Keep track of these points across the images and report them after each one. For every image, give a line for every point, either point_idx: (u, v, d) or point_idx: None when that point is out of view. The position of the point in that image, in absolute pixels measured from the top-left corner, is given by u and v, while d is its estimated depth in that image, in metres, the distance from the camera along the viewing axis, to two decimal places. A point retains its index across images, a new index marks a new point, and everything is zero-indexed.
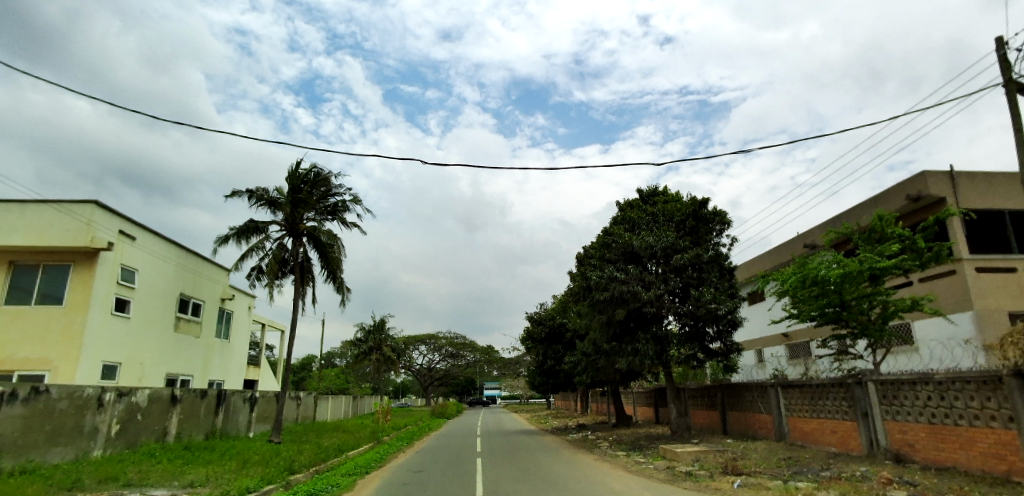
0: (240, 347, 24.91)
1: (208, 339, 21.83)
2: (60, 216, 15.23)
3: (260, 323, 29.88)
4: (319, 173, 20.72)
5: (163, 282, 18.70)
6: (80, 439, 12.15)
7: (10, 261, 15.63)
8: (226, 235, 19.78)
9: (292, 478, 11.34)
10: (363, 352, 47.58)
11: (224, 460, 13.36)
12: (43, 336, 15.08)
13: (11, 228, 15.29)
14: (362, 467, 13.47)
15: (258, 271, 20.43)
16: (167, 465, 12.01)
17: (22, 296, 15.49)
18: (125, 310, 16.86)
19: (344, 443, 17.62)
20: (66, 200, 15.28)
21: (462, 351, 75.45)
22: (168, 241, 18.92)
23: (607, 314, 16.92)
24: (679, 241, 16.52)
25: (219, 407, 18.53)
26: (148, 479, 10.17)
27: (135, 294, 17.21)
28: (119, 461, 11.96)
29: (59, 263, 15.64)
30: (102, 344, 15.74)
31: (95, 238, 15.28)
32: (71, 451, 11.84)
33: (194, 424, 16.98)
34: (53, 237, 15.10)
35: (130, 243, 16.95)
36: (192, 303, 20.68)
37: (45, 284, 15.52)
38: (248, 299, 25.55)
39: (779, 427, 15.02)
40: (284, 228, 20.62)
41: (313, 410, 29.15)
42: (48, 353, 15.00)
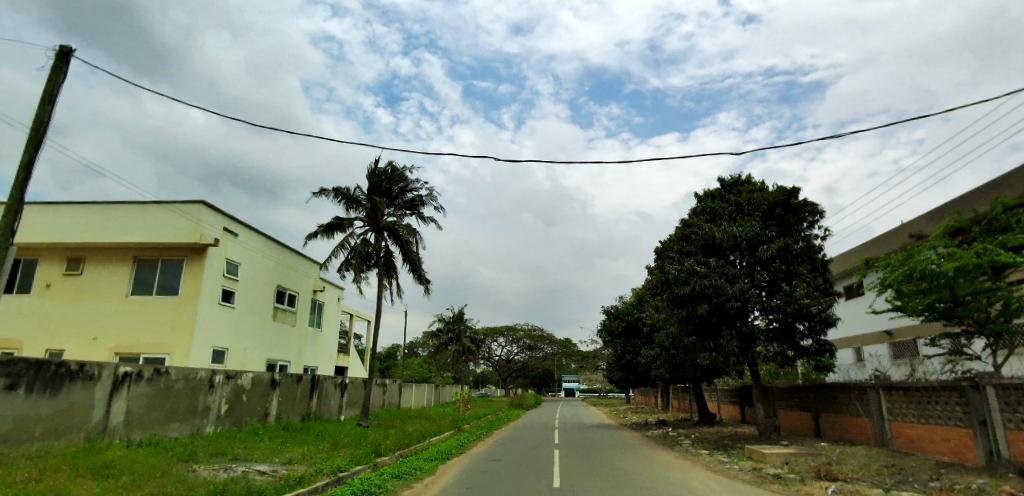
0: (331, 336, 26.48)
1: (302, 328, 23.42)
2: (173, 216, 16.90)
3: (348, 314, 31.57)
4: (396, 169, 21.61)
5: (262, 276, 20.25)
6: (194, 418, 13.48)
7: (133, 256, 17.50)
8: (314, 231, 21.07)
9: (378, 460, 12.01)
10: (443, 342, 48.99)
11: (318, 440, 14.30)
12: (160, 324, 16.79)
13: (133, 227, 17.09)
14: (442, 453, 13.97)
15: (345, 264, 21.61)
16: (269, 444, 13.05)
17: (144, 289, 17.29)
18: (230, 301, 18.44)
19: (426, 429, 18.41)
20: (178, 202, 16.89)
21: (539, 343, 76.02)
22: (265, 237, 20.38)
23: (687, 310, 16.34)
24: (766, 232, 15.62)
25: (313, 392, 19.87)
26: (251, 455, 11.11)
27: (238, 286, 18.78)
28: (228, 438, 13.17)
29: (174, 258, 17.35)
30: (211, 331, 17.33)
31: (202, 235, 16.83)
32: (188, 428, 13.19)
33: (291, 407, 18.33)
34: (168, 235, 16.80)
35: (233, 239, 18.50)
36: (287, 294, 22.25)
37: (163, 278, 17.27)
38: (337, 291, 27.12)
39: (881, 433, 13.90)
40: (367, 224, 21.61)
41: (398, 397, 30.53)
42: (166, 340, 16.67)
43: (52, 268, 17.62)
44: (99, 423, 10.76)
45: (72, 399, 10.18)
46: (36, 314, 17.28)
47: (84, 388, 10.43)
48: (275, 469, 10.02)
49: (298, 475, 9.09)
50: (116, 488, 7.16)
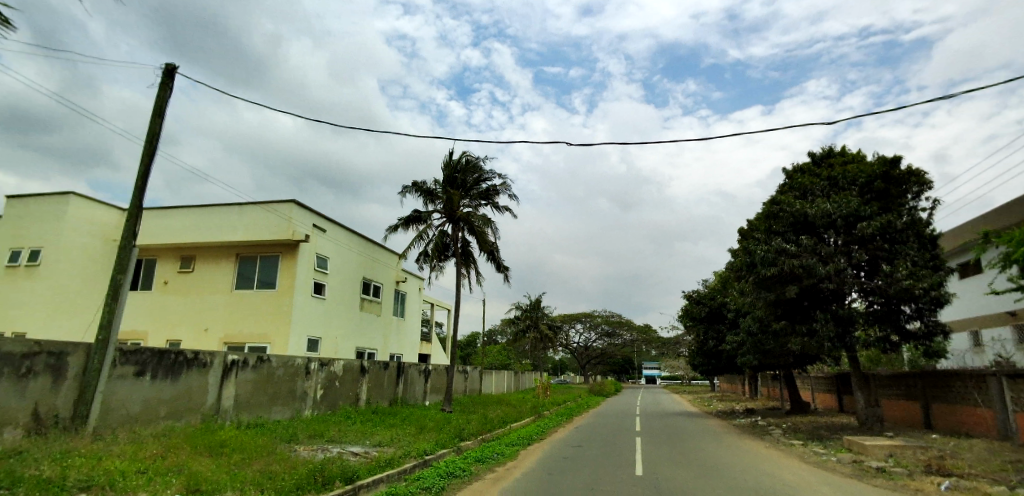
0: (414, 325, 27.52)
1: (387, 317, 24.50)
2: (268, 215, 18.17)
3: (429, 303, 32.61)
4: (470, 160, 21.97)
5: (349, 268, 21.35)
6: (294, 402, 14.54)
7: (235, 253, 19.00)
8: (395, 224, 21.90)
9: (463, 444, 12.39)
10: (521, 330, 49.50)
11: (405, 424, 15.00)
12: (262, 315, 18.17)
13: (234, 227, 18.54)
14: (524, 439, 14.18)
15: (424, 255, 22.33)
16: (361, 426, 13.83)
17: (246, 283, 18.75)
18: (321, 293, 19.61)
19: (507, 415, 18.76)
20: (272, 201, 18.14)
21: (618, 329, 75.00)
22: (350, 231, 21.44)
23: (775, 292, 15.51)
24: (864, 208, 14.44)
25: (399, 378, 20.79)
26: (345, 437, 11.83)
27: (328, 279, 19.93)
28: (324, 421, 14.09)
29: (271, 254, 18.67)
30: (306, 321, 18.54)
31: (294, 232, 17.98)
32: (288, 411, 14.25)
33: (380, 393, 19.29)
34: (264, 233, 18.09)
35: (322, 235, 19.62)
36: (372, 285, 23.34)
37: (262, 273, 18.64)
38: (418, 281, 28.09)
39: (1004, 425, 12.57)
40: (444, 215, 22.17)
41: (478, 384, 31.28)
42: (266, 330, 18.00)
43: (168, 266, 19.51)
44: (213, 406, 11.86)
45: (190, 384, 11.27)
46: (157, 308, 19.24)
47: (199, 374, 11.51)
48: (367, 450, 10.63)
49: (387, 457, 9.57)
50: (228, 465, 7.86)
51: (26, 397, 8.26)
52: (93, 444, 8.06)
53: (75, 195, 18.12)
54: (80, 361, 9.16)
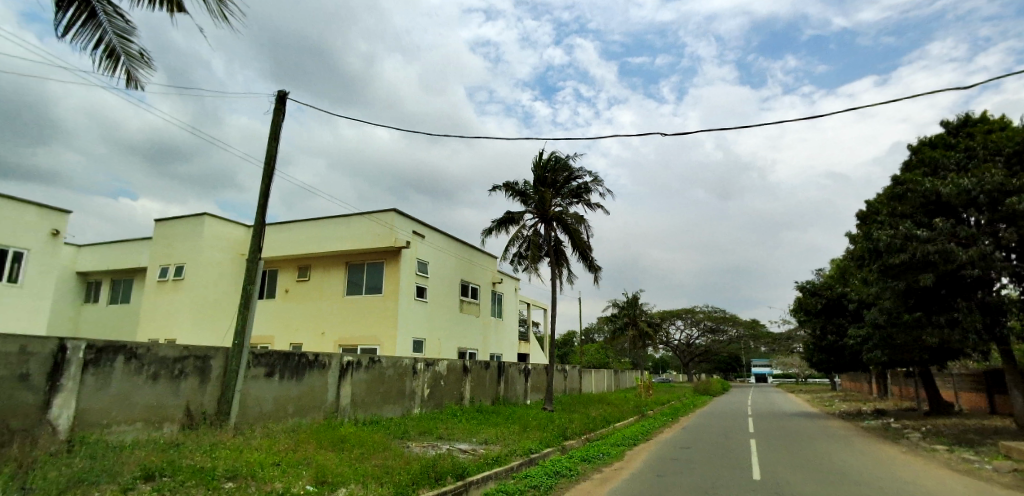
0: (512, 325, 27.93)
1: (486, 318, 25.07)
2: (372, 224, 19.29)
3: (526, 303, 32.93)
4: (560, 159, 21.90)
5: (448, 272, 22.10)
6: (404, 400, 15.30)
7: (344, 261, 20.33)
8: (489, 227, 22.38)
9: (567, 443, 12.37)
10: (619, 327, 48.59)
11: (509, 422, 15.25)
12: (371, 319, 19.27)
13: (343, 236, 19.86)
14: (630, 439, 13.89)
15: (519, 256, 22.60)
16: (467, 424, 14.26)
17: (356, 289, 19.99)
18: (423, 296, 20.47)
19: (610, 415, 18.49)
20: (375, 211, 19.22)
21: (723, 325, 71.45)
22: (448, 236, 22.18)
23: (905, 281, 14.04)
24: (1012, 181, 12.53)
25: (500, 377, 21.19)
26: (453, 435, 12.25)
27: (429, 282, 20.77)
28: (433, 418, 14.69)
29: (376, 261, 19.77)
30: (411, 323, 19.43)
31: (396, 239, 18.92)
32: (399, 408, 15.03)
33: (483, 392, 19.79)
34: (370, 241, 19.19)
35: (421, 241, 20.45)
36: (471, 287, 23.99)
37: (369, 279, 19.78)
38: (514, 282, 28.49)
39: None
40: (536, 215, 22.31)
41: (578, 383, 31.12)
42: (375, 332, 19.08)
43: (288, 275, 21.27)
44: (332, 403, 12.78)
45: (312, 384, 12.19)
46: (281, 314, 21.05)
47: (320, 374, 12.42)
48: (475, 448, 10.92)
49: (495, 454, 9.78)
50: (350, 459, 8.42)
51: (180, 395, 9.33)
52: (235, 438, 8.96)
53: (209, 215, 20.28)
54: (221, 363, 10.19)
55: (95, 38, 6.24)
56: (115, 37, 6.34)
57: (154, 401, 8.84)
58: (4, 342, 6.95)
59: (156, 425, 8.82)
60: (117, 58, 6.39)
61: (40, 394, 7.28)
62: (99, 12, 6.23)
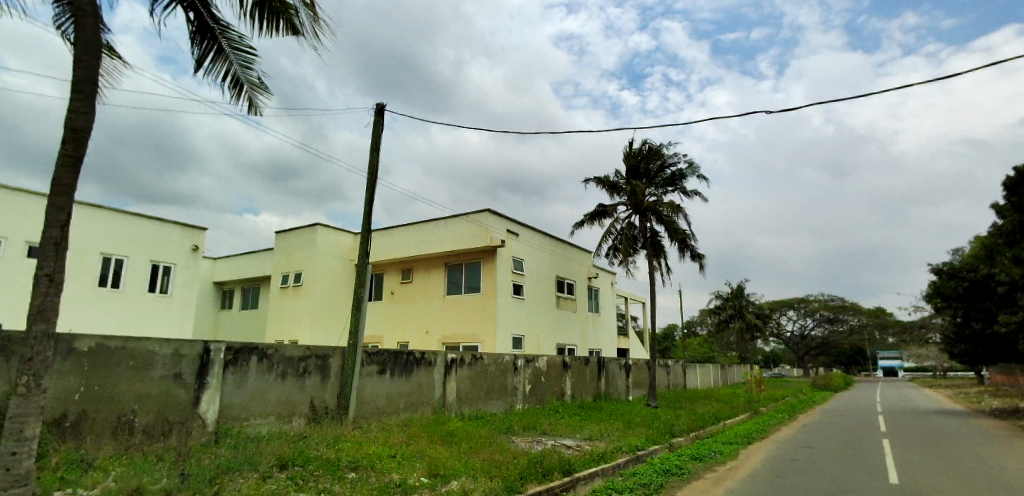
0: (610, 319, 27.54)
1: (583, 313, 24.91)
2: (469, 225, 19.86)
3: (623, 297, 32.30)
4: (652, 147, 21.21)
5: (543, 268, 22.21)
6: (507, 396, 15.62)
7: (444, 263, 21.08)
8: (581, 221, 22.19)
9: (674, 440, 11.97)
10: (724, 320, 46.27)
11: (612, 418, 15.04)
12: (471, 317, 19.83)
13: (441, 238, 20.63)
14: (743, 437, 13.17)
15: (614, 249, 22.21)
16: (570, 420, 14.24)
17: (455, 288, 20.66)
18: (521, 293, 20.73)
19: (719, 411, 17.63)
20: (471, 212, 19.77)
21: (842, 315, 65.75)
22: (541, 233, 22.29)
23: None
24: None
25: (601, 373, 20.97)
26: (557, 430, 12.29)
27: (525, 279, 21.00)
28: (535, 414, 14.86)
29: (474, 261, 20.30)
30: (510, 320, 19.76)
31: (492, 238, 19.32)
32: (503, 404, 15.37)
33: (584, 388, 19.70)
34: (467, 242, 19.78)
35: (516, 239, 20.72)
36: (567, 283, 23.94)
37: (468, 279, 20.35)
38: (610, 276, 28.07)
39: None
40: (630, 207, 21.80)
41: (683, 378, 30.05)
42: (477, 329, 19.60)
43: (394, 278, 22.45)
44: (440, 399, 13.32)
45: (420, 380, 12.77)
46: (389, 315, 22.27)
47: (427, 371, 12.98)
48: (579, 444, 10.88)
49: (600, 450, 9.68)
50: (460, 453, 8.72)
51: (306, 391, 10.14)
52: (355, 432, 9.60)
53: (321, 225, 21.88)
54: (339, 361, 10.93)
55: (222, 71, 7.01)
56: (238, 68, 7.05)
57: (284, 397, 9.70)
58: (162, 345, 7.95)
59: (286, 419, 9.69)
60: (241, 86, 7.14)
61: (192, 390, 8.25)
62: (223, 45, 6.91)
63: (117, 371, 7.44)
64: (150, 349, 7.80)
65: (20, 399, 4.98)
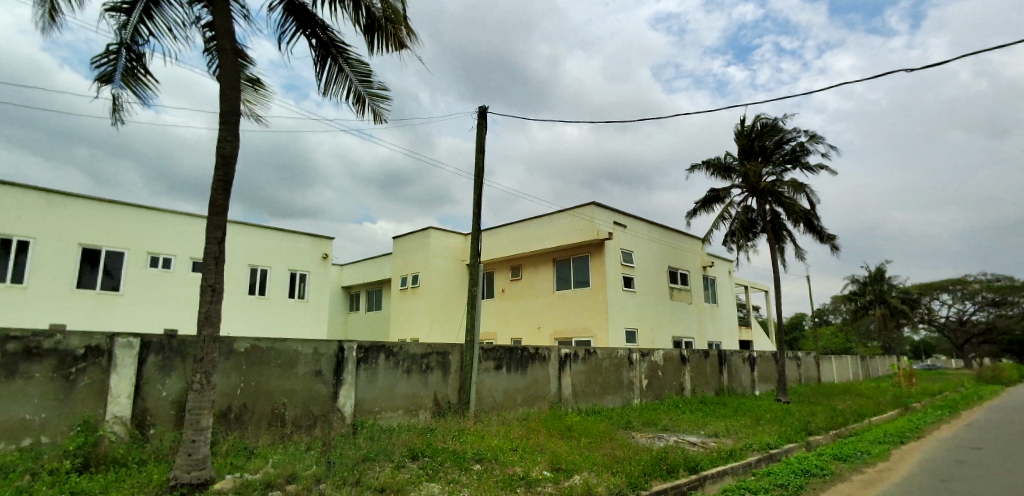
0: (729, 310, 26.07)
1: (700, 304, 23.80)
2: (575, 219, 19.79)
3: (743, 286, 30.42)
4: (767, 123, 19.76)
5: (654, 259, 21.53)
6: (623, 391, 15.36)
7: (551, 258, 21.18)
8: (693, 208, 21.22)
9: (812, 439, 11.05)
10: (862, 306, 41.96)
11: (739, 414, 14.21)
12: (582, 312, 19.72)
13: (548, 234, 20.77)
14: (894, 436, 11.83)
15: (730, 236, 20.98)
16: (692, 416, 13.67)
17: (565, 284, 20.65)
18: (631, 286, 20.25)
19: (863, 407, 16.00)
20: (576, 206, 19.69)
21: (1012, 297, 56.90)
22: (650, 223, 21.63)
23: None
24: None
25: (722, 366, 19.91)
26: (679, 426, 11.85)
27: (636, 272, 20.49)
28: (654, 409, 14.45)
29: (581, 255, 20.16)
30: (621, 314, 19.38)
31: (599, 231, 19.07)
32: (619, 399, 15.15)
33: (704, 382, 18.82)
34: (574, 236, 19.70)
35: (623, 230, 20.27)
36: (680, 274, 23.01)
37: (576, 274, 20.25)
38: (726, 264, 26.58)
39: None
40: (746, 189, 20.47)
41: (816, 371, 27.69)
42: (588, 324, 19.44)
43: (504, 276, 22.95)
44: (556, 394, 13.41)
45: (536, 375, 12.93)
46: (501, 312, 22.80)
47: (542, 367, 13.11)
48: (704, 441, 10.40)
49: (728, 448, 9.18)
50: (580, 448, 8.70)
51: (429, 387, 10.66)
52: (476, 425, 9.92)
53: (434, 228, 22.92)
54: (458, 357, 11.36)
55: (346, 90, 7.58)
56: (358, 84, 7.58)
57: (410, 392, 10.28)
58: (304, 345, 8.76)
59: (413, 412, 10.27)
60: (364, 100, 7.65)
61: (331, 386, 9.01)
62: (343, 65, 7.48)
63: (269, 369, 8.32)
64: (294, 349, 8.63)
65: (195, 394, 5.74)
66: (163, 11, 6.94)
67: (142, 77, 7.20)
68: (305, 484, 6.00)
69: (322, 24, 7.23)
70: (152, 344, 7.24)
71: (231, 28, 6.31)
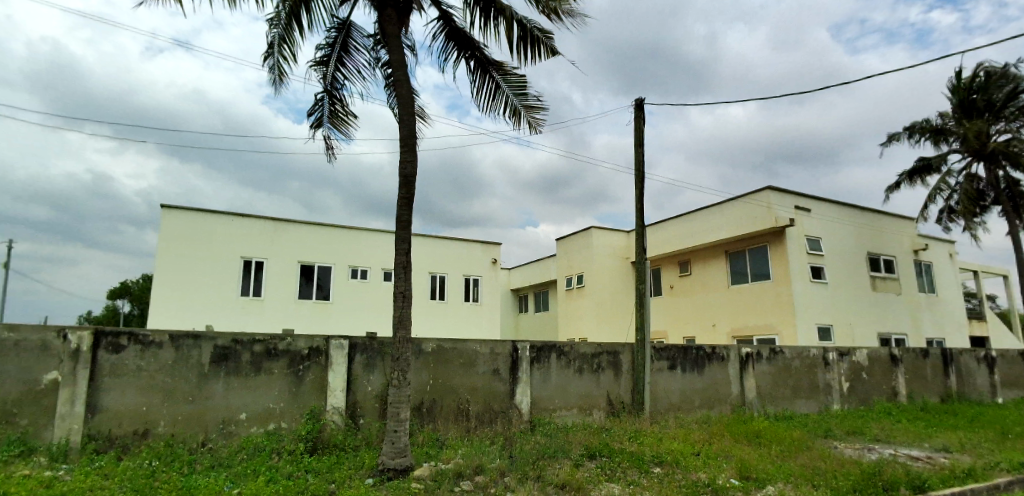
0: (953, 301, 21.91)
1: (912, 295, 20.37)
2: (749, 206, 18.32)
3: (971, 271, 25.34)
4: (993, 71, 16.25)
5: (848, 245, 18.93)
6: (819, 395, 13.77)
7: (724, 251, 19.80)
8: (895, 182, 18.29)
9: None
10: None
11: (976, 426, 11.82)
12: (763, 307, 18.08)
13: (718, 226, 19.52)
14: None
15: (949, 211, 17.66)
16: (911, 425, 11.71)
17: (741, 278, 19.13)
18: (822, 277, 18.05)
19: None
20: (749, 193, 18.22)
21: None
22: (841, 205, 19.10)
23: None
24: None
25: (949, 368, 16.77)
26: (895, 438, 10.22)
27: (826, 261, 18.22)
28: (860, 416, 12.69)
29: (758, 246, 18.51)
30: (811, 308, 17.36)
31: (778, 218, 17.35)
32: (815, 404, 13.63)
33: (925, 386, 16.04)
34: (749, 225, 18.21)
35: (808, 215, 18.18)
36: (883, 260, 19.92)
37: (754, 266, 18.64)
38: (946, 246, 22.40)
39: None
40: (968, 154, 17.06)
41: None
42: (772, 321, 17.75)
43: (672, 272, 22.04)
44: (738, 397, 12.48)
45: (715, 376, 12.18)
46: (672, 310, 21.91)
47: (721, 367, 12.29)
48: (931, 456, 8.82)
49: (965, 466, 7.66)
50: (772, 457, 7.96)
51: (602, 386, 10.62)
52: (653, 427, 9.63)
53: (596, 228, 22.83)
54: (629, 357, 11.13)
55: (503, 105, 7.93)
56: (514, 97, 7.88)
57: (584, 392, 10.35)
58: (481, 345, 9.31)
59: (587, 412, 10.34)
60: (520, 113, 7.95)
61: (508, 384, 9.46)
62: (500, 81, 7.83)
63: (453, 368, 9.00)
64: (473, 349, 9.21)
65: (395, 390, 6.42)
66: (351, 56, 7.94)
67: (343, 116, 8.23)
68: (492, 476, 6.37)
69: (479, 45, 7.66)
70: (357, 345, 8.28)
71: (404, 60, 6.99)
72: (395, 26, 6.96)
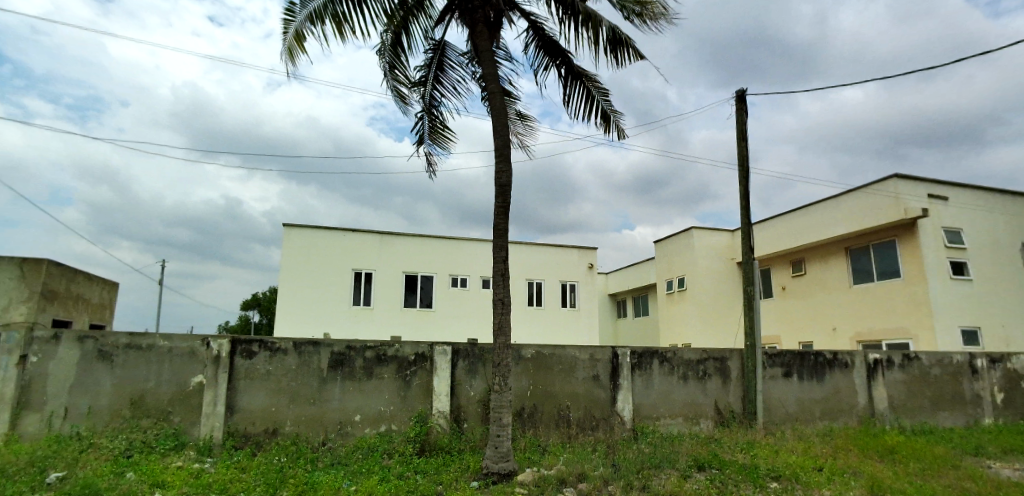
0: None
1: None
2: (872, 198, 16.74)
3: None
4: None
5: (997, 236, 16.62)
6: (965, 406, 12.25)
7: (844, 248, 18.18)
8: None
9: None
10: None
11: None
12: (893, 308, 16.32)
13: (835, 221, 18.03)
14: None
15: None
16: None
17: (865, 276, 17.41)
18: (965, 273, 15.97)
19: None
20: (872, 183, 16.64)
21: None
22: (985, 191, 16.84)
23: None
24: None
25: None
26: None
27: (970, 255, 16.12)
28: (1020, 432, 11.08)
29: (885, 241, 16.78)
30: (952, 309, 15.40)
31: (908, 209, 15.63)
32: (961, 417, 12.13)
33: None
34: (873, 218, 16.60)
35: (944, 204, 16.21)
36: None
37: (880, 264, 16.90)
38: None
39: None
40: None
41: None
42: (905, 323, 15.96)
43: (784, 273, 20.59)
44: (866, 408, 11.36)
45: (837, 385, 11.18)
46: (785, 312, 20.44)
47: (844, 375, 11.26)
48: None
49: None
50: (909, 475, 7.14)
51: (709, 394, 10.13)
52: (768, 439, 9.01)
53: (697, 228, 21.87)
54: (738, 363, 10.51)
55: (593, 110, 7.92)
56: (603, 101, 7.88)
57: (689, 399, 9.93)
58: (581, 352, 9.24)
59: (694, 420, 9.91)
60: (609, 117, 7.94)
61: (609, 390, 9.31)
62: (589, 86, 7.80)
63: (553, 374, 9.02)
64: (573, 355, 9.17)
65: (496, 395, 6.54)
66: (447, 74, 8.28)
67: (442, 131, 8.58)
68: (596, 484, 6.29)
69: (568, 52, 7.69)
70: (460, 351, 8.54)
71: (495, 73, 7.17)
72: (486, 41, 7.18)
